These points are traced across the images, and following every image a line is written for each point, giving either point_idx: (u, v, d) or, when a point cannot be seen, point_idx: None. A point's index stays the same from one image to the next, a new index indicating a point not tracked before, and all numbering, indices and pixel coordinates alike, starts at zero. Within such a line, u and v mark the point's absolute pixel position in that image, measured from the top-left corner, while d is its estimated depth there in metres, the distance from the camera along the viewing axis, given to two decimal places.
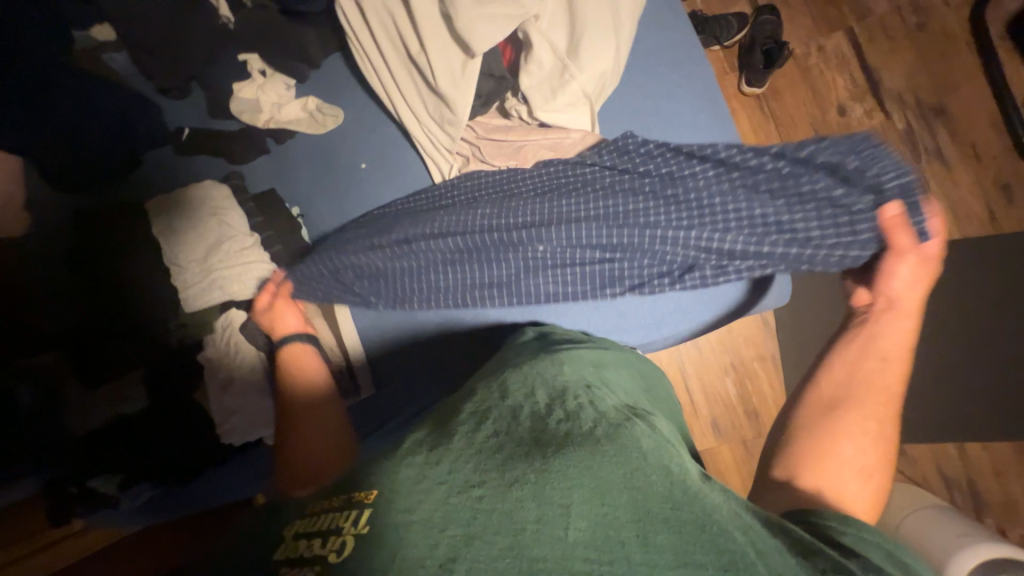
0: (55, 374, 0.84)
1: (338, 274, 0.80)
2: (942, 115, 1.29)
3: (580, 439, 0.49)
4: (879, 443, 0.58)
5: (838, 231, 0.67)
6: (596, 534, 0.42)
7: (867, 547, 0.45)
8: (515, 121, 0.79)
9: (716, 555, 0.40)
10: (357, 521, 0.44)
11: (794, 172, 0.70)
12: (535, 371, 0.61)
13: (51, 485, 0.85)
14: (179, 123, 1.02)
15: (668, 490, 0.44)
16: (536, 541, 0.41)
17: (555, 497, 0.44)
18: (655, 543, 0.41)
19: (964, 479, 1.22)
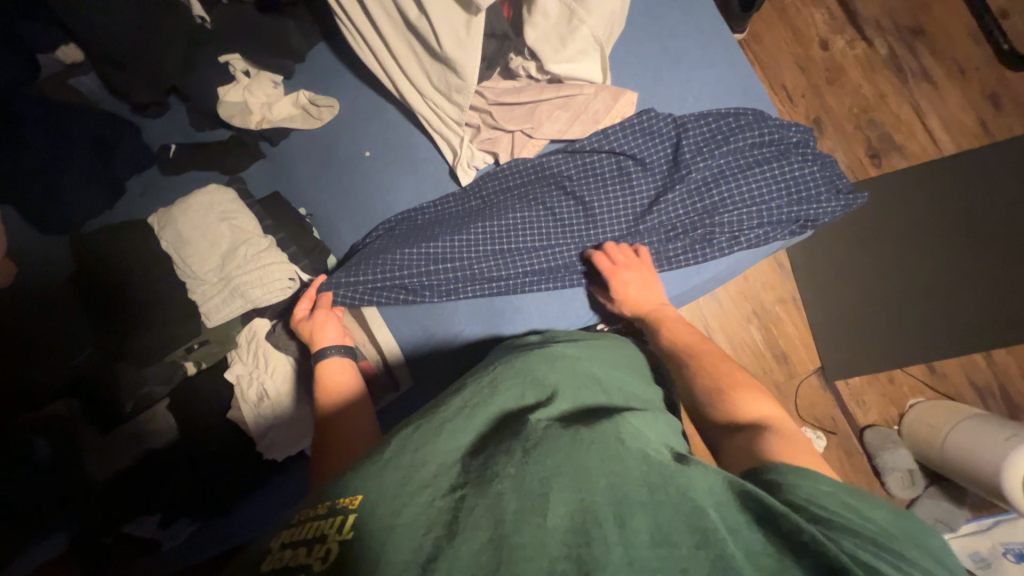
0: (72, 420, 0.79)
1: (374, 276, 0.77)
2: (922, 36, 1.33)
3: (558, 430, 0.46)
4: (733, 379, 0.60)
5: (827, 192, 0.75)
6: (572, 520, 0.38)
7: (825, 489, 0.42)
8: (523, 80, 0.77)
9: (691, 533, 0.37)
10: (342, 526, 0.40)
11: (791, 139, 0.77)
12: (524, 367, 0.59)
13: (79, 539, 0.77)
14: (163, 141, 0.96)
15: (646, 474, 0.41)
16: (512, 533, 0.37)
17: (532, 485, 0.40)
18: (632, 526, 0.37)
19: (998, 387, 1.23)
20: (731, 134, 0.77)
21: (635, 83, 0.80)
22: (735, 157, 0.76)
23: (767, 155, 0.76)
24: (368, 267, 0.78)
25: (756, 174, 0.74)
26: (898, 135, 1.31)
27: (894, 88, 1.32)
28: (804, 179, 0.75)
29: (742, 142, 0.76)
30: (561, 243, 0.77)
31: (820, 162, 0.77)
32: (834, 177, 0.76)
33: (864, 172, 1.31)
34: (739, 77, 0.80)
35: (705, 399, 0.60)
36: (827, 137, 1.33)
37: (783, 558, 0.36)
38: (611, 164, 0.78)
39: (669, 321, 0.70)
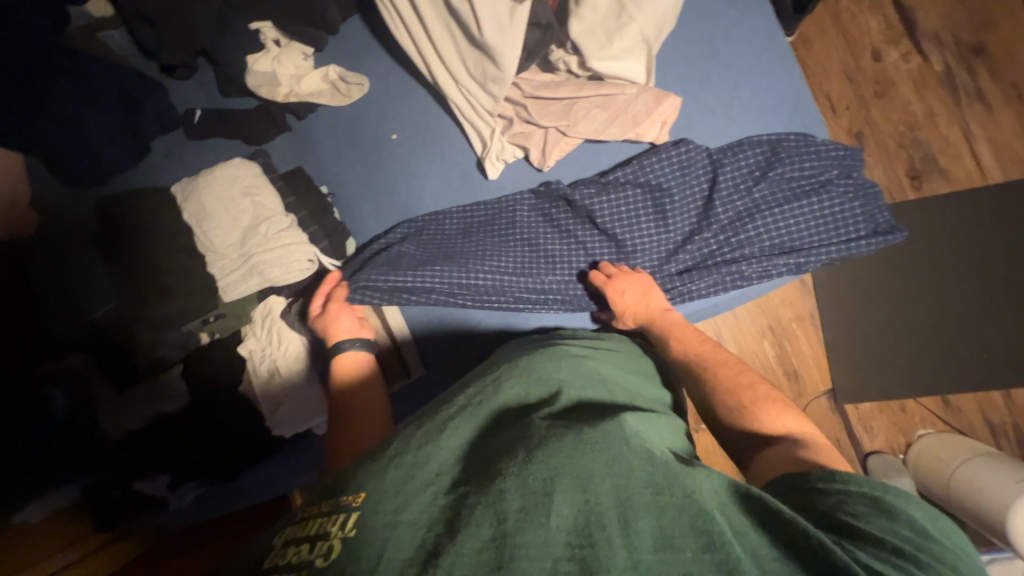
0: (88, 377, 0.80)
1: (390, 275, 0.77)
2: (983, 54, 1.26)
3: (556, 430, 0.46)
4: (747, 396, 0.60)
5: (867, 228, 0.72)
6: (576, 522, 0.37)
7: (857, 504, 0.43)
8: (562, 74, 0.75)
9: (697, 536, 0.37)
10: (344, 524, 0.39)
11: (835, 170, 0.74)
12: (531, 366, 0.57)
13: (91, 490, 0.83)
14: (189, 104, 0.95)
15: (651, 475, 0.41)
16: (513, 531, 0.36)
17: (534, 484, 0.40)
18: (636, 529, 0.37)
19: (1013, 427, 1.20)
20: (774, 161, 0.73)
21: (679, 86, 0.76)
22: (776, 185, 0.73)
23: (808, 185, 0.73)
24: (390, 266, 0.77)
25: (795, 205, 0.71)
26: (943, 158, 1.25)
27: (946, 107, 1.26)
28: (845, 213, 0.72)
29: (787, 170, 0.73)
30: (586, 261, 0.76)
31: (864, 195, 0.73)
32: (879, 212, 0.73)
33: (902, 194, 1.26)
34: (790, 88, 0.76)
35: (731, 412, 0.60)
36: (867, 154, 1.27)
37: (788, 567, 0.37)
38: (646, 178, 0.75)
39: (680, 331, 0.68)
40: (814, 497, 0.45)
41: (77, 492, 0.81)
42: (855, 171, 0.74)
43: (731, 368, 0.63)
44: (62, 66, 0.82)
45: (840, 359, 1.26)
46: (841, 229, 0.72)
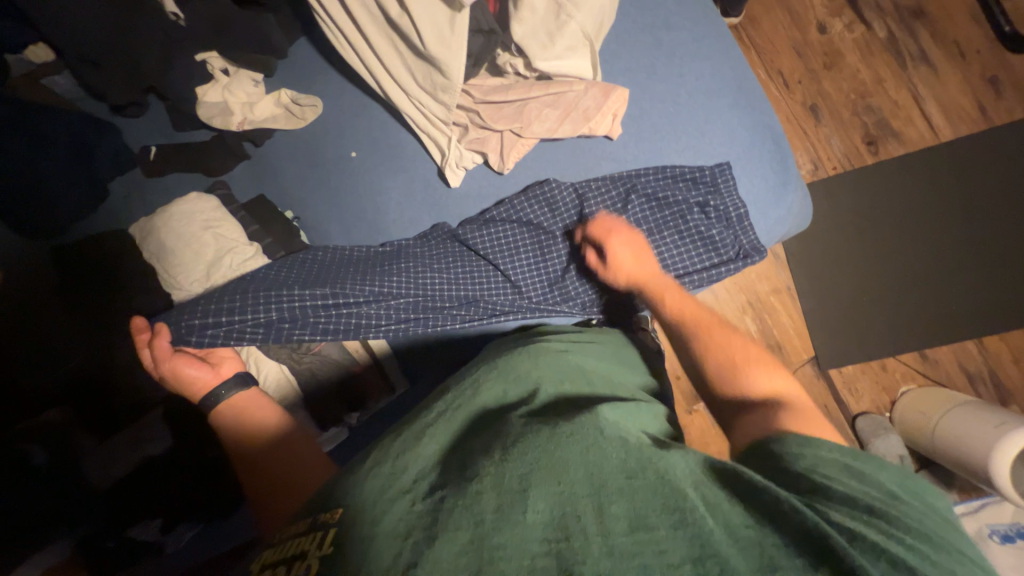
0: (68, 428, 0.79)
1: (239, 313, 0.68)
2: (922, 17, 1.30)
3: (531, 425, 0.47)
4: (742, 353, 0.60)
5: (724, 256, 0.73)
6: (552, 515, 0.38)
7: (825, 467, 0.44)
8: (511, 77, 0.75)
9: (668, 514, 0.37)
10: (321, 542, 0.40)
11: (698, 196, 0.74)
12: (507, 367, 0.58)
13: (86, 542, 0.77)
14: (144, 142, 0.94)
15: (625, 461, 0.41)
16: (490, 533, 0.37)
17: (511, 483, 0.40)
18: (610, 515, 0.37)
19: (990, 374, 1.24)
20: (642, 188, 0.74)
21: (627, 78, 0.77)
22: (648, 214, 0.74)
23: (671, 211, 0.74)
24: (236, 304, 0.68)
25: (661, 232, 0.73)
26: (895, 121, 1.28)
27: (892, 72, 1.29)
28: (711, 240, 0.73)
29: (655, 197, 0.75)
30: (453, 302, 0.75)
31: (733, 223, 0.73)
32: (743, 241, 0.74)
33: (861, 159, 1.29)
34: (736, 69, 0.78)
35: (716, 373, 0.60)
36: (823, 125, 1.31)
37: (760, 532, 0.37)
38: (517, 214, 0.78)
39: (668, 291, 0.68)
40: (784, 465, 0.45)
41: (66, 552, 0.76)
42: (734, 195, 0.73)
43: (715, 335, 0.62)
44: (12, 118, 0.81)
45: (821, 326, 1.28)
46: (706, 258, 0.73)
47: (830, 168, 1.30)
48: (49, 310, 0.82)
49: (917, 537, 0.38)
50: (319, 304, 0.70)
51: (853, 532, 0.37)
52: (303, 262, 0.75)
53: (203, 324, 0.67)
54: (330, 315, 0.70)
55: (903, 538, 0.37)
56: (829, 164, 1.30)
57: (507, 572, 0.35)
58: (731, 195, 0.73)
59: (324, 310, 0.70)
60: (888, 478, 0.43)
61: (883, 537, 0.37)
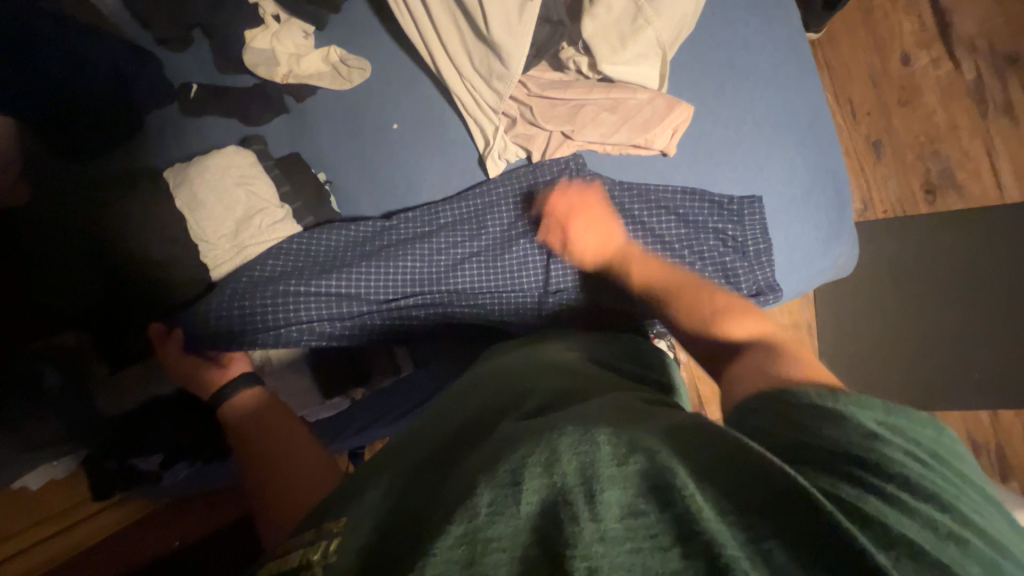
0: (82, 353, 0.82)
1: (250, 303, 0.71)
2: (1018, 64, 1.20)
3: (531, 426, 0.43)
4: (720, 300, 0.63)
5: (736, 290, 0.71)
6: (545, 503, 0.33)
7: (833, 430, 0.40)
8: (572, 74, 0.72)
9: (659, 496, 0.32)
10: (327, 551, 0.38)
11: (718, 221, 0.71)
12: (511, 381, 0.56)
13: (90, 461, 0.85)
14: (184, 78, 0.91)
15: (617, 447, 0.36)
16: (486, 525, 0.32)
17: (503, 476, 0.35)
18: (602, 500, 0.32)
19: (996, 447, 1.21)
20: (664, 202, 0.72)
21: (693, 92, 0.73)
22: (672, 222, 0.72)
23: (691, 232, 0.71)
24: (248, 293, 0.71)
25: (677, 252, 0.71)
26: (960, 173, 1.21)
27: (970, 119, 1.21)
28: (727, 269, 0.70)
29: (683, 219, 0.72)
30: (460, 298, 0.74)
31: (749, 264, 0.70)
32: (760, 280, 0.70)
33: (914, 207, 1.23)
34: (811, 102, 0.73)
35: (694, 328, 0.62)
36: (882, 164, 1.24)
37: (784, 521, 0.30)
38: (530, 195, 0.75)
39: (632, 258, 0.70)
40: (811, 433, 0.40)
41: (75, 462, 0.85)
42: (762, 226, 0.70)
43: (687, 289, 0.65)
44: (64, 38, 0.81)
45: (852, 357, 1.24)
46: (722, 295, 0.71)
47: (879, 212, 1.25)
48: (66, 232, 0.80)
49: (924, 504, 0.34)
50: (327, 297, 0.73)
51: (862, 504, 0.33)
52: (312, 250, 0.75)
53: (218, 328, 0.71)
54: (335, 309, 0.73)
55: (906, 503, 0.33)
56: (879, 205, 1.24)
57: (499, 566, 0.30)
58: (753, 226, 0.70)
59: (331, 304, 0.73)
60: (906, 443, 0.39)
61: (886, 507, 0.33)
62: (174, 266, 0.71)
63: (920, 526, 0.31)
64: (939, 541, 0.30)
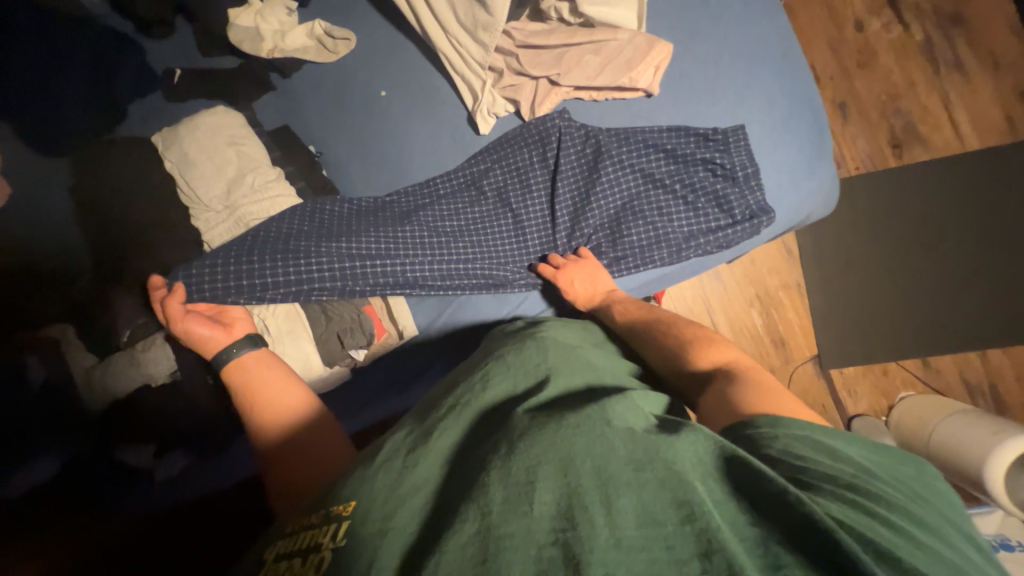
0: (64, 343, 0.77)
1: (251, 264, 0.69)
2: (961, 24, 1.29)
3: (548, 420, 0.45)
4: (694, 329, 0.66)
5: (729, 219, 0.74)
6: (559, 507, 0.38)
7: (802, 446, 0.43)
8: (553, 23, 0.75)
9: (677, 508, 0.37)
10: (336, 535, 0.42)
11: (706, 152, 0.74)
12: (517, 359, 0.57)
13: (70, 467, 0.74)
14: (168, 65, 0.90)
15: (632, 452, 0.41)
16: (498, 523, 0.37)
17: (518, 475, 0.40)
18: (617, 508, 0.37)
19: (989, 386, 1.24)
20: (656, 142, 0.75)
21: (670, 35, 0.76)
22: (663, 161, 0.75)
23: (680, 167, 0.75)
24: (249, 254, 0.70)
25: (668, 190, 0.75)
26: (922, 127, 1.28)
27: (925, 77, 1.29)
28: (717, 198, 0.75)
29: (672, 158, 0.75)
30: (464, 253, 0.76)
31: (737, 190, 0.74)
32: (749, 205, 0.74)
33: (884, 162, 1.30)
34: (783, 38, 0.77)
35: (673, 354, 0.63)
36: (850, 124, 1.30)
37: (765, 527, 0.37)
38: (526, 150, 0.78)
39: (620, 302, 0.73)
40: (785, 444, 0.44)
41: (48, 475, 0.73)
42: (748, 152, 0.74)
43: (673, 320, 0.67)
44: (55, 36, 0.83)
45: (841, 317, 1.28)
46: (714, 226, 0.75)
47: (852, 168, 1.31)
48: (65, 223, 0.80)
49: (901, 518, 0.38)
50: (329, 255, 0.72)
51: (843, 520, 0.37)
52: (312, 215, 0.75)
53: (220, 288, 0.69)
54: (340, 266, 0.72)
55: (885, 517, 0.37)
56: (850, 162, 1.31)
57: (513, 562, 0.35)
58: (739, 154, 0.74)
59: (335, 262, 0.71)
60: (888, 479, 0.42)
61: (857, 513, 0.38)
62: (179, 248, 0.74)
63: (904, 541, 0.36)
64: (902, 542, 0.36)
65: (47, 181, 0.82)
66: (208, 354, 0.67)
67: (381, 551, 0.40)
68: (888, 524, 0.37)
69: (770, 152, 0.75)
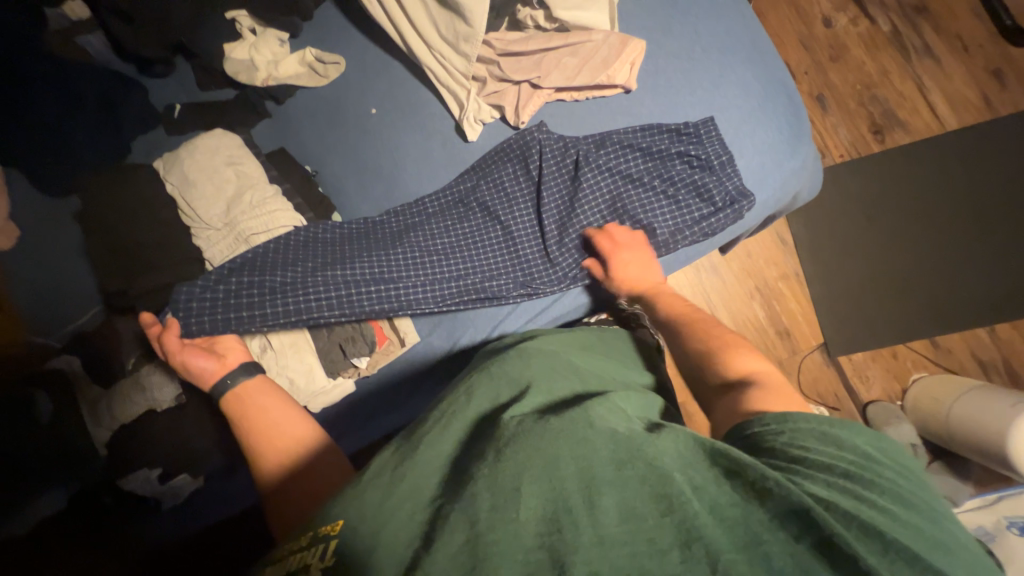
0: (73, 375, 0.77)
1: (244, 297, 0.70)
2: (925, 13, 1.34)
3: (538, 430, 0.43)
4: (725, 338, 0.66)
5: (713, 209, 0.76)
6: (545, 510, 0.38)
7: (808, 440, 0.44)
8: (531, 31, 0.79)
9: (657, 503, 0.38)
10: (324, 554, 0.40)
11: (681, 146, 0.76)
12: (497, 370, 0.55)
13: (79, 498, 0.76)
14: (169, 101, 0.94)
15: (615, 452, 0.41)
16: (486, 531, 0.37)
17: (505, 482, 0.39)
18: (600, 507, 0.38)
19: (1003, 363, 1.22)
20: (632, 141, 0.77)
21: (642, 35, 0.80)
22: (641, 159, 0.77)
23: (656, 163, 0.77)
24: (241, 287, 0.71)
25: (649, 186, 0.76)
26: (900, 112, 1.31)
27: (898, 65, 1.33)
28: (699, 190, 0.76)
29: (649, 157, 0.77)
30: (458, 269, 0.77)
31: (716, 180, 0.75)
32: (729, 193, 0.75)
33: (867, 148, 1.32)
34: (751, 29, 0.80)
35: (702, 365, 0.64)
36: (830, 115, 1.34)
37: (745, 510, 0.38)
38: (507, 164, 0.80)
39: (665, 295, 0.75)
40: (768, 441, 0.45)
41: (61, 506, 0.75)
42: (721, 143, 0.76)
43: (701, 325, 0.69)
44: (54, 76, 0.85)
45: (844, 304, 1.27)
46: (700, 218, 0.76)
47: (836, 156, 1.33)
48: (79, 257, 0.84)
49: (874, 500, 0.39)
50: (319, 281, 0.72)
51: (828, 501, 0.38)
52: (302, 246, 0.76)
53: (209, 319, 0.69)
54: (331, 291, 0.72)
55: (857, 498, 0.39)
56: (834, 151, 1.33)
57: (502, 566, 0.36)
58: (713, 144, 0.76)
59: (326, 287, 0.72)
60: (866, 462, 0.43)
61: (834, 496, 0.39)
62: (180, 269, 0.74)
63: (878, 518, 0.37)
64: (874, 517, 0.37)
65: (62, 218, 0.86)
66: (204, 386, 0.67)
67: (378, 552, 0.39)
68: (864, 505, 0.38)
69: (749, 137, 0.77)
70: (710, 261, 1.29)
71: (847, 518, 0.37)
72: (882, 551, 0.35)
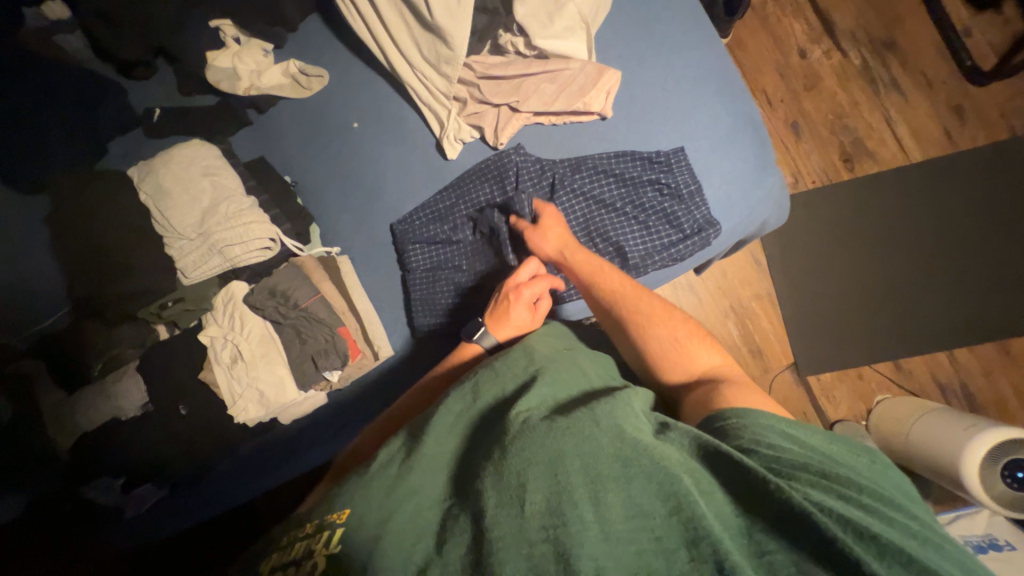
0: (37, 379, 0.79)
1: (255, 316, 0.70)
2: (893, 48, 1.40)
3: (543, 423, 0.45)
4: (687, 328, 0.65)
5: (685, 233, 0.78)
6: (549, 503, 0.39)
7: (797, 430, 0.47)
8: (511, 55, 0.81)
9: (664, 501, 0.39)
10: (329, 540, 0.42)
11: (653, 174, 0.79)
12: (503, 364, 0.57)
13: (36, 509, 0.75)
14: (148, 103, 0.93)
15: (621, 450, 0.42)
16: (491, 527, 0.39)
17: (510, 480, 0.41)
18: (604, 504, 0.39)
19: (960, 386, 1.27)
20: (606, 166, 0.79)
21: (618, 63, 0.83)
22: (614, 185, 0.79)
23: (629, 189, 0.79)
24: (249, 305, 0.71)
25: (619, 212, 0.79)
26: (869, 142, 1.37)
27: (868, 97, 1.39)
28: (670, 214, 0.78)
29: (620, 183, 0.79)
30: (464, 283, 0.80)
31: (684, 207, 0.78)
32: (697, 219, 0.78)
33: (838, 175, 1.37)
34: (723, 62, 0.83)
35: (669, 362, 0.62)
36: (804, 141, 1.39)
37: (750, 516, 0.39)
38: (492, 182, 0.81)
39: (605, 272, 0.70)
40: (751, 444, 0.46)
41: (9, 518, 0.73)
42: (688, 170, 0.78)
43: (651, 307, 0.66)
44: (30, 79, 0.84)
45: (814, 326, 1.31)
46: (671, 242, 0.78)
47: (808, 182, 1.38)
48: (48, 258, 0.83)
49: (871, 501, 0.40)
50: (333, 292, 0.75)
51: (825, 504, 0.38)
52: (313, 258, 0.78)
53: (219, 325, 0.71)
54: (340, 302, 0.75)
55: (857, 501, 0.39)
56: (806, 177, 1.38)
57: (507, 562, 0.37)
58: (680, 172, 0.78)
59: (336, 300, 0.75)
60: (857, 467, 0.44)
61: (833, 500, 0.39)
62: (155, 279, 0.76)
63: (879, 522, 0.38)
64: (875, 521, 0.38)
65: (37, 221, 0.85)
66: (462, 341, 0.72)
67: (384, 542, 0.41)
68: (861, 508, 0.39)
69: (718, 167, 0.80)
70: (687, 279, 1.32)
71: (849, 519, 0.37)
72: (879, 548, 0.36)
